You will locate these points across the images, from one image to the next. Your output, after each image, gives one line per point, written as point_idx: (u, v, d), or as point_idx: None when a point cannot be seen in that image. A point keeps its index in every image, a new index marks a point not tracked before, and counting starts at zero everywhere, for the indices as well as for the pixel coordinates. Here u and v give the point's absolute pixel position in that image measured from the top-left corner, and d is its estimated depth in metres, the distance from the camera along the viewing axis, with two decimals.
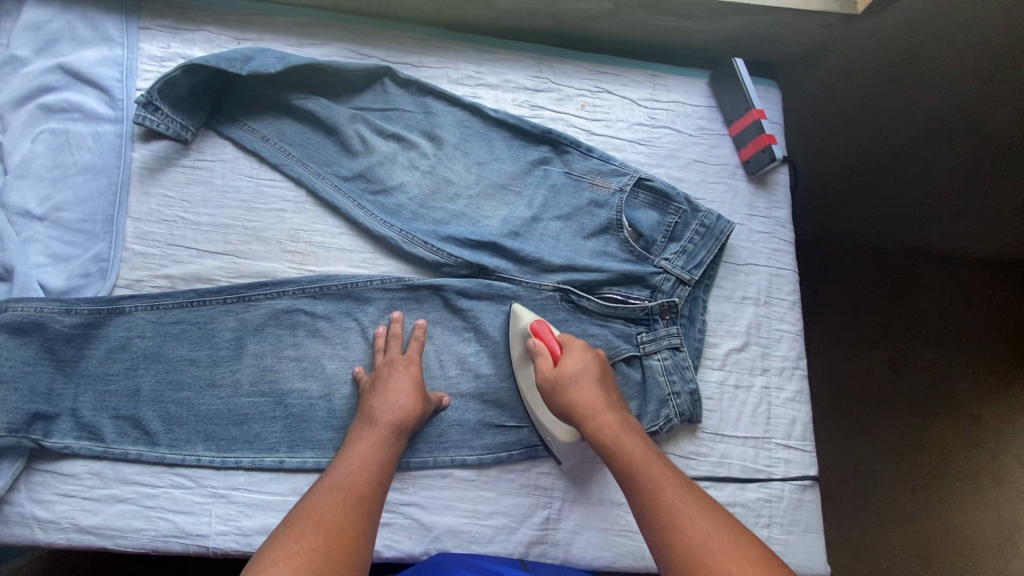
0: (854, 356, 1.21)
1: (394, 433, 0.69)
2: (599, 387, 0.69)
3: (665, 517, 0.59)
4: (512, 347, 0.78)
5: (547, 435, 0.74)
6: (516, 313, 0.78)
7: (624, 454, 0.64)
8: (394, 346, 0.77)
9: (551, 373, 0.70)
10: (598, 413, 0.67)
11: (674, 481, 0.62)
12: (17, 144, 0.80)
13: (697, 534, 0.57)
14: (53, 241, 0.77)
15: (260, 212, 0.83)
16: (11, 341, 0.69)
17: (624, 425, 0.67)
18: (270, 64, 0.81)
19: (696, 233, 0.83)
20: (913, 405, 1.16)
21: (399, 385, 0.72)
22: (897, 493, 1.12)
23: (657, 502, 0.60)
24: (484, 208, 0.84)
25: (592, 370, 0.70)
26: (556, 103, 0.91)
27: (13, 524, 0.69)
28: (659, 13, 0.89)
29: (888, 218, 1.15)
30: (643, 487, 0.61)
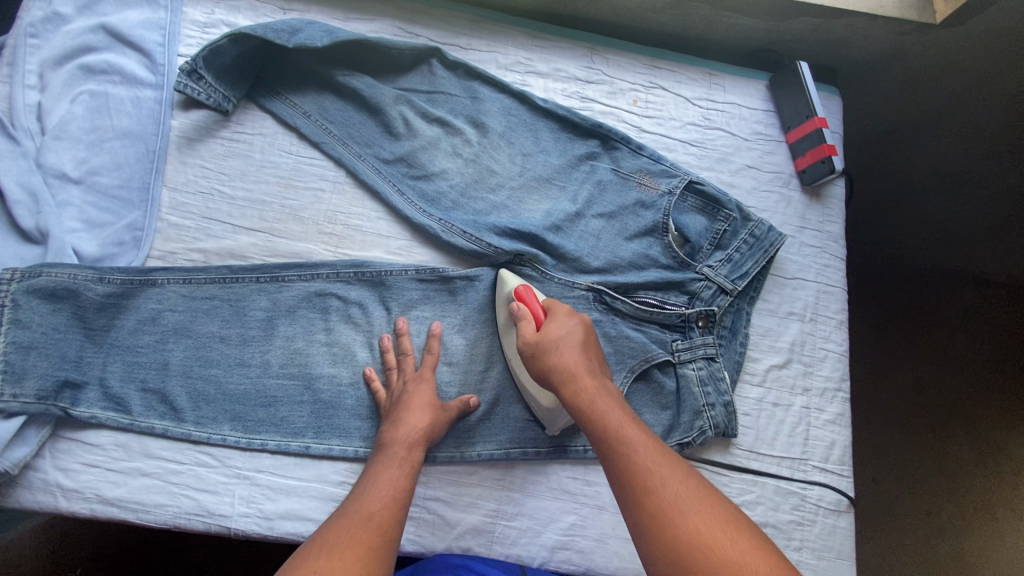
0: (883, 374, 1.14)
1: (413, 451, 0.67)
2: (581, 351, 0.64)
3: (643, 485, 0.54)
4: (499, 313, 0.76)
5: (533, 401, 0.73)
6: (503, 279, 0.76)
7: (602, 417, 0.58)
8: (406, 361, 0.74)
9: (532, 338, 0.65)
10: (579, 376, 0.61)
11: (654, 447, 0.57)
12: (55, 104, 0.78)
13: (678, 505, 0.52)
14: (88, 206, 0.76)
15: (298, 190, 0.80)
16: (45, 305, 0.68)
17: (604, 388, 0.61)
18: (318, 38, 0.78)
19: (745, 242, 0.80)
20: (931, 424, 1.09)
21: (414, 404, 0.70)
22: (910, 512, 1.06)
23: (635, 469, 0.55)
24: (526, 201, 0.81)
25: (574, 336, 0.65)
26: (607, 96, 0.87)
27: (36, 491, 0.68)
28: (724, 9, 0.84)
29: (925, 239, 1.09)
30: (621, 454, 0.56)
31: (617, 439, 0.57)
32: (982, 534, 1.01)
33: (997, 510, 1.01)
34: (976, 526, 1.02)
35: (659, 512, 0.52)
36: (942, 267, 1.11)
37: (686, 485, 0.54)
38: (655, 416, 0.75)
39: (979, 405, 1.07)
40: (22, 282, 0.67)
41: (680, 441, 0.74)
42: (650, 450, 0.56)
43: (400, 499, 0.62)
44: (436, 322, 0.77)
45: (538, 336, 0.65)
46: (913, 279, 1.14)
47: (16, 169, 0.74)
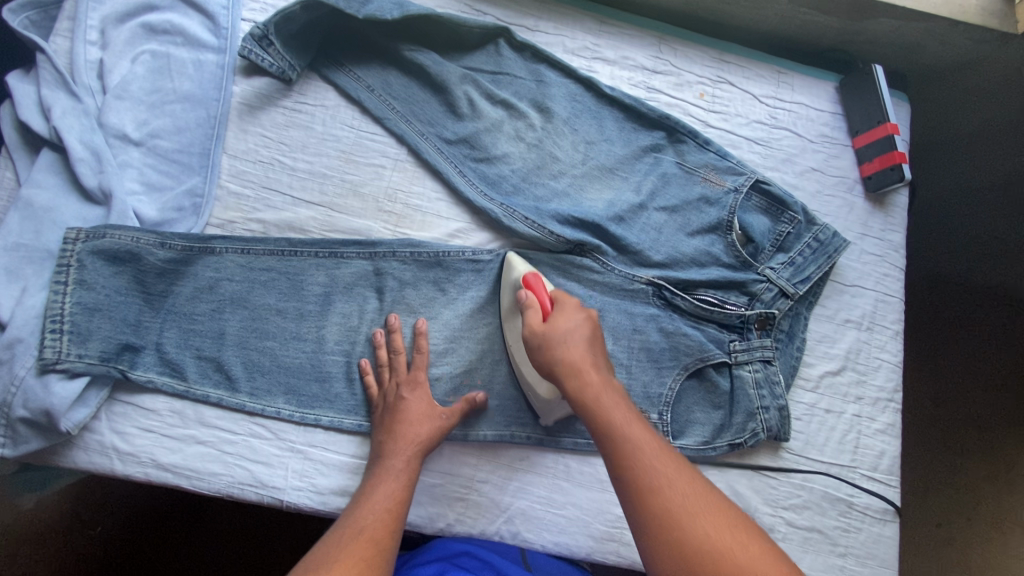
0: (913, 380, 1.07)
1: (410, 461, 0.66)
2: (589, 348, 0.61)
3: (648, 485, 0.53)
4: (505, 295, 0.74)
5: (529, 389, 0.72)
6: (510, 262, 0.74)
7: (608, 416, 0.56)
8: (399, 363, 0.72)
9: (540, 327, 0.62)
10: (585, 373, 0.59)
11: (658, 446, 0.56)
12: (116, 62, 0.77)
13: (683, 503, 0.52)
14: (148, 169, 0.75)
15: (359, 165, 0.79)
16: (107, 267, 0.67)
17: (610, 385, 0.59)
18: (388, 10, 0.76)
19: (808, 247, 0.79)
20: (970, 444, 1.03)
21: (410, 414, 0.69)
22: (921, 520, 1.02)
23: (642, 470, 0.53)
24: (588, 190, 0.80)
25: (583, 331, 0.62)
26: (674, 88, 0.86)
27: (91, 452, 0.68)
28: (803, 5, 0.82)
29: (954, 250, 1.07)
30: (628, 453, 0.54)
31: (623, 438, 0.55)
32: (986, 545, 0.98)
33: (1004, 524, 0.98)
34: (990, 545, 0.98)
35: (664, 512, 0.51)
36: (960, 280, 1.08)
37: (691, 485, 0.54)
38: (706, 415, 0.75)
39: (989, 415, 1.04)
40: (87, 242, 0.66)
41: (730, 441, 0.74)
42: (656, 450, 0.55)
43: (396, 512, 0.62)
44: (423, 319, 0.75)
45: (545, 328, 0.62)
46: (939, 291, 1.08)
47: (77, 126, 0.73)
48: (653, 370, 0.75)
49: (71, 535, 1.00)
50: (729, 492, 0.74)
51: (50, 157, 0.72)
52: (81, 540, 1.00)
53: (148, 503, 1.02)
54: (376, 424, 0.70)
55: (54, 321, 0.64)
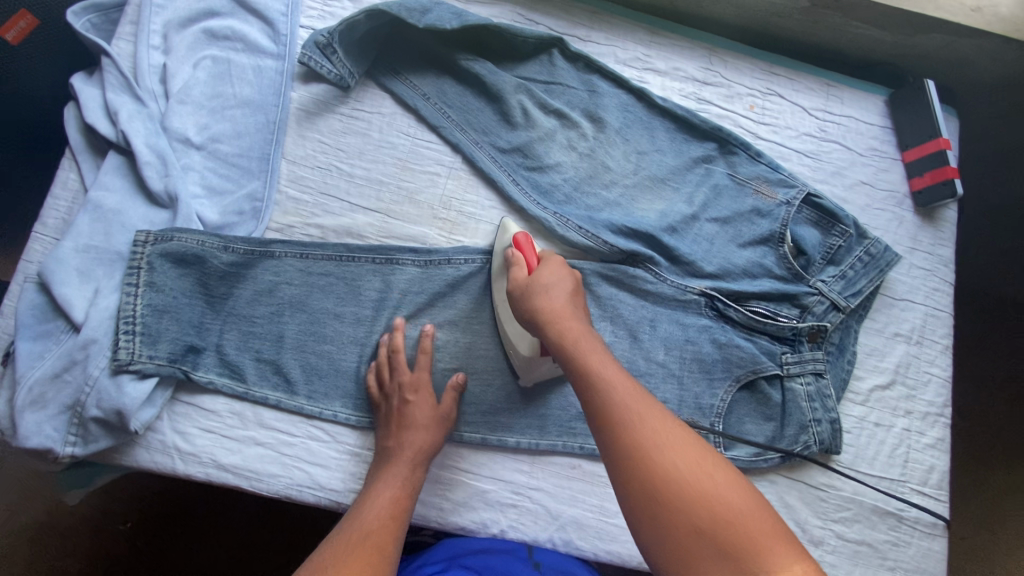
0: (960, 393, 1.06)
1: (415, 470, 0.67)
2: (570, 302, 0.64)
3: (617, 418, 0.53)
4: (495, 258, 0.75)
5: (511, 347, 0.73)
6: (504, 225, 0.76)
7: (583, 357, 0.57)
8: (403, 366, 0.71)
9: (523, 280, 0.67)
10: (563, 320, 0.61)
11: (633, 387, 0.55)
12: (179, 67, 0.78)
13: (650, 431, 0.52)
14: (209, 173, 0.76)
15: (415, 173, 0.80)
16: (174, 270, 0.69)
17: (586, 331, 0.60)
18: (447, 20, 0.77)
19: (859, 260, 0.79)
20: (975, 452, 1.04)
21: (415, 421, 0.69)
22: (963, 531, 1.02)
23: (612, 402, 0.53)
24: (640, 200, 0.81)
25: (565, 286, 0.65)
26: (724, 99, 0.86)
27: (154, 452, 0.68)
28: (858, 19, 0.82)
29: (995, 260, 1.06)
30: (599, 390, 0.55)
31: (596, 377, 0.55)
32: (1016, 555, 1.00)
33: None
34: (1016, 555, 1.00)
35: (632, 445, 0.51)
36: (1002, 292, 1.07)
37: (664, 422, 0.53)
38: (757, 426, 0.75)
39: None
40: (156, 245, 0.68)
41: (782, 453, 0.74)
42: (628, 387, 0.55)
43: (401, 518, 0.63)
44: (428, 325, 0.74)
45: (529, 280, 0.66)
46: (986, 304, 1.07)
47: (143, 130, 0.74)
48: (705, 382, 0.76)
49: (106, 526, 1.01)
50: (779, 503, 0.74)
51: (117, 160, 0.73)
52: (110, 536, 1.01)
53: (176, 501, 1.03)
54: (381, 426, 0.70)
55: (128, 323, 0.66)
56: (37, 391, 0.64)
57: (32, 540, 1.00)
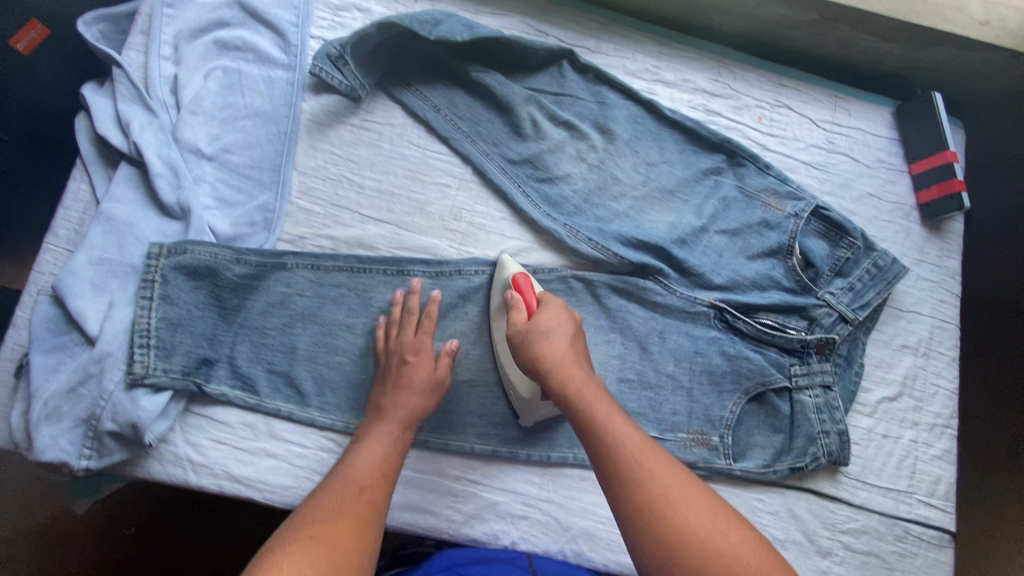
0: (967, 398, 1.07)
1: (404, 431, 0.67)
2: (572, 345, 0.64)
3: (629, 474, 0.54)
4: (494, 297, 0.75)
5: (511, 387, 0.72)
6: (503, 263, 0.75)
7: (591, 411, 0.58)
8: (410, 325, 0.72)
9: (524, 325, 0.65)
10: (568, 369, 0.61)
11: (640, 440, 0.57)
12: (189, 78, 0.78)
13: (663, 488, 0.54)
14: (220, 184, 0.76)
15: (426, 185, 0.81)
16: (187, 282, 0.69)
17: (591, 380, 0.61)
18: (458, 32, 0.77)
19: (867, 273, 0.79)
20: (977, 456, 1.05)
21: (411, 383, 0.68)
22: (970, 535, 1.03)
23: (625, 462, 0.55)
24: (649, 212, 0.81)
25: (566, 329, 0.65)
26: (733, 111, 0.87)
27: (167, 464, 0.68)
28: (867, 32, 0.83)
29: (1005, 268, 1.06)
30: (609, 446, 0.56)
31: (606, 433, 0.57)
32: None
33: None
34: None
35: (646, 503, 0.53)
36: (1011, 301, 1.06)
37: (674, 476, 0.55)
38: (766, 438, 0.76)
39: None
40: (169, 258, 0.68)
41: (791, 465, 0.74)
42: (638, 443, 0.56)
43: (388, 476, 0.62)
44: (437, 291, 0.75)
45: (529, 325, 0.65)
46: (996, 312, 1.07)
47: (155, 141, 0.74)
48: (714, 394, 0.76)
49: (111, 531, 1.02)
50: (787, 515, 0.75)
51: (129, 171, 0.74)
52: (117, 541, 1.01)
53: (182, 507, 1.03)
54: (378, 383, 0.70)
55: (142, 337, 0.66)
56: (52, 405, 0.64)
57: (37, 547, 1.00)
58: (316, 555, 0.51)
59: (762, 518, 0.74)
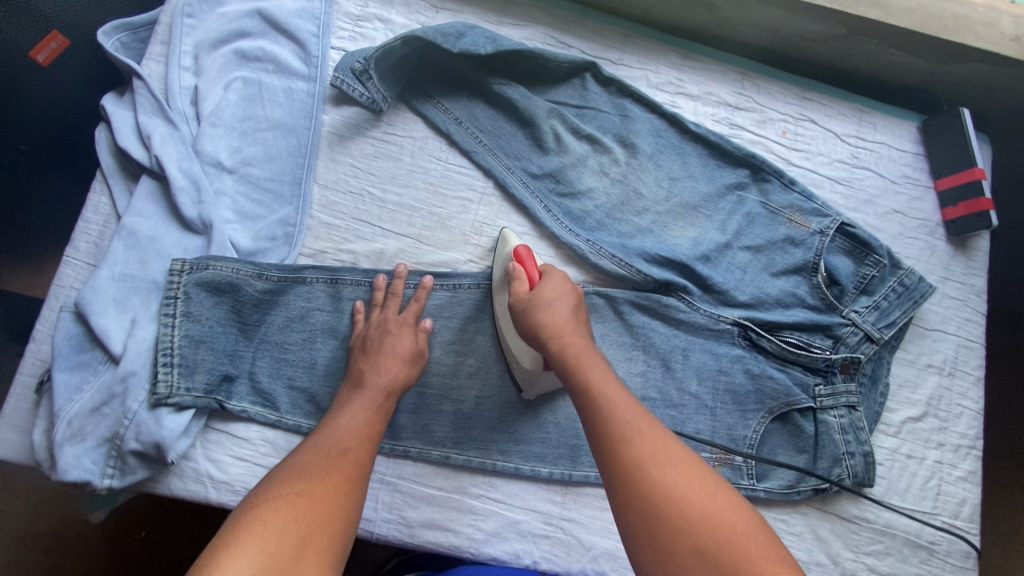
0: (995, 412, 1.06)
1: (388, 398, 0.65)
2: (572, 314, 0.64)
3: (620, 439, 0.53)
4: (495, 270, 0.74)
5: (512, 358, 0.72)
6: (504, 237, 0.75)
7: (587, 377, 0.58)
8: (392, 305, 0.72)
9: (525, 295, 0.66)
10: (566, 336, 0.61)
11: (636, 412, 0.55)
12: (209, 89, 0.78)
13: (651, 451, 0.52)
14: (241, 197, 0.76)
15: (447, 199, 0.80)
16: (209, 298, 0.69)
17: (592, 350, 0.61)
18: (481, 45, 0.76)
19: (893, 291, 0.78)
20: (1003, 471, 1.04)
21: (393, 349, 0.67)
22: (999, 550, 1.02)
23: (613, 426, 0.54)
24: (672, 228, 0.80)
25: (568, 299, 0.65)
26: (757, 125, 0.86)
27: (187, 480, 0.67)
28: (894, 46, 0.81)
29: None
30: (603, 413, 0.55)
31: (600, 400, 0.56)
32: None
33: None
34: None
35: (633, 467, 0.51)
36: None
37: (665, 442, 0.53)
38: (790, 458, 0.75)
39: None
40: (191, 273, 0.68)
41: (815, 486, 0.74)
42: (630, 408, 0.55)
43: (372, 438, 0.60)
44: (430, 280, 0.74)
45: (530, 295, 0.65)
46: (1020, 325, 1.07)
47: (176, 155, 0.73)
48: (737, 413, 0.75)
49: (115, 539, 1.01)
50: (811, 536, 0.74)
51: (150, 184, 0.73)
52: (126, 543, 1.00)
53: (189, 517, 1.02)
54: (355, 356, 0.68)
55: (166, 355, 0.66)
56: (76, 423, 0.64)
57: (40, 550, 1.00)
58: (301, 508, 0.50)
59: (785, 538, 0.74)
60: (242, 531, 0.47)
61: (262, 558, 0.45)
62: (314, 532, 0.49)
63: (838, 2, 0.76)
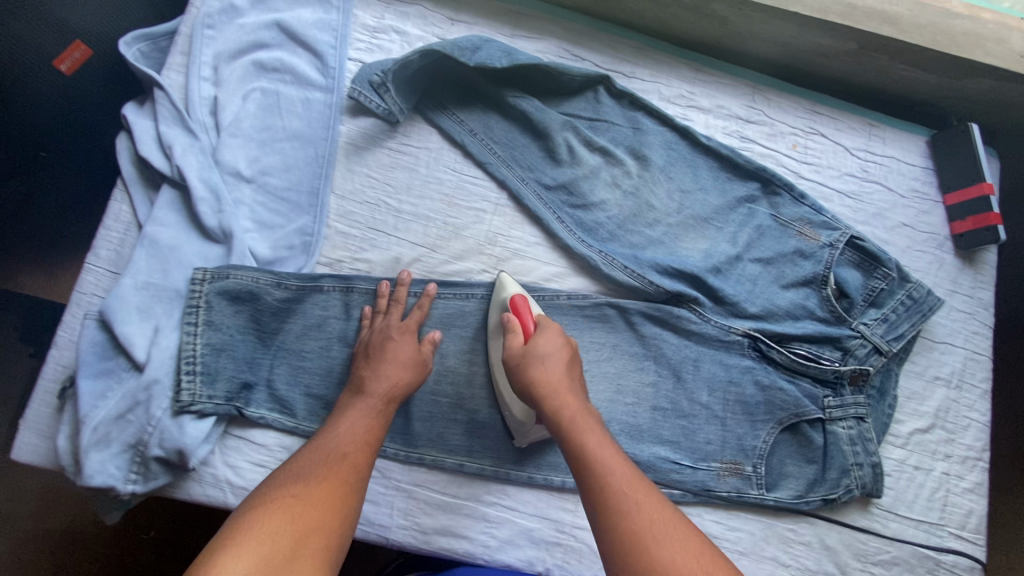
0: (1002, 424, 1.07)
1: (388, 404, 0.65)
2: (567, 372, 0.65)
3: (611, 506, 0.53)
4: (490, 317, 0.75)
5: (506, 408, 0.72)
6: (500, 283, 0.75)
7: (581, 438, 0.59)
8: (396, 311, 0.72)
9: (519, 349, 0.66)
10: (562, 395, 0.62)
11: (630, 474, 0.56)
12: (229, 99, 0.79)
13: (647, 522, 0.52)
14: (260, 207, 0.77)
15: (462, 210, 0.81)
16: (230, 307, 0.70)
17: (585, 409, 0.62)
18: (497, 59, 0.78)
19: (901, 304, 0.79)
20: (1010, 483, 1.05)
21: (396, 357, 0.67)
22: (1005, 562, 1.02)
23: (610, 496, 0.54)
24: (684, 239, 0.81)
25: (563, 355, 0.66)
26: (767, 138, 0.87)
27: (206, 485, 0.68)
28: (904, 62, 0.82)
29: None
30: (595, 472, 0.56)
31: (595, 462, 0.57)
32: None
33: None
34: None
35: (631, 538, 0.51)
36: None
37: (661, 512, 0.53)
38: (799, 468, 0.76)
39: None
40: (212, 283, 0.70)
41: (824, 496, 0.75)
42: (626, 475, 0.56)
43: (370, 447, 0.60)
44: (433, 284, 0.76)
45: (524, 349, 0.66)
46: None
47: (196, 165, 0.75)
48: (747, 424, 0.76)
49: (123, 540, 1.01)
50: (819, 546, 0.75)
51: (171, 194, 0.74)
52: (134, 547, 1.01)
53: (198, 520, 1.03)
54: (359, 359, 0.69)
55: (189, 363, 0.68)
56: (101, 430, 0.65)
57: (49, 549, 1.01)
58: (295, 512, 0.51)
59: (794, 548, 0.75)
60: (238, 532, 0.49)
61: (256, 559, 0.46)
62: (307, 537, 0.50)
63: (849, 19, 0.77)
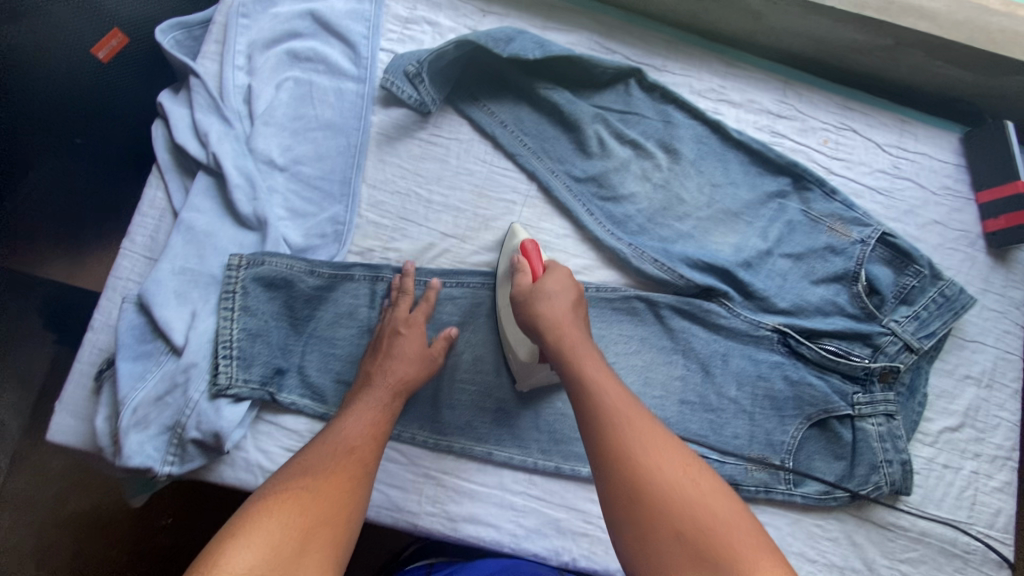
0: None
1: (395, 398, 0.65)
2: (572, 308, 0.65)
3: (608, 422, 0.54)
4: (501, 262, 0.76)
5: (511, 351, 0.74)
6: (513, 231, 0.76)
7: (582, 368, 0.59)
8: (404, 302, 0.71)
9: (527, 287, 0.67)
10: (564, 328, 0.63)
11: (627, 397, 0.56)
12: (263, 88, 0.80)
13: (640, 442, 0.52)
14: (293, 195, 0.77)
15: (492, 201, 0.81)
16: (265, 293, 0.71)
17: (587, 342, 0.62)
18: (530, 49, 0.77)
19: (934, 301, 0.78)
20: None
21: (403, 353, 0.68)
22: None
23: (604, 418, 0.54)
24: (713, 233, 0.81)
25: (568, 293, 0.66)
26: (798, 133, 0.86)
27: (238, 469, 0.68)
28: (940, 58, 0.82)
29: None
30: (591, 396, 0.56)
31: (595, 388, 0.57)
32: None
33: None
34: None
35: (623, 457, 0.51)
36: None
37: (655, 432, 0.53)
38: (827, 464, 0.76)
39: None
40: (248, 269, 0.70)
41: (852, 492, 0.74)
42: (622, 397, 0.56)
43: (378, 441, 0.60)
44: (437, 280, 0.76)
45: (531, 288, 0.67)
46: None
47: (231, 152, 0.75)
48: (776, 418, 0.76)
49: (141, 523, 1.02)
50: (846, 542, 0.75)
51: (206, 181, 0.75)
52: (152, 531, 1.02)
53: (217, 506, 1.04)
54: (367, 357, 0.69)
55: (225, 348, 0.68)
56: (140, 412, 0.66)
57: (70, 531, 1.02)
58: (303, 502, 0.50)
59: (821, 543, 0.74)
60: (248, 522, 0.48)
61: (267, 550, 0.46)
62: (317, 529, 0.49)
63: (886, 14, 0.76)
